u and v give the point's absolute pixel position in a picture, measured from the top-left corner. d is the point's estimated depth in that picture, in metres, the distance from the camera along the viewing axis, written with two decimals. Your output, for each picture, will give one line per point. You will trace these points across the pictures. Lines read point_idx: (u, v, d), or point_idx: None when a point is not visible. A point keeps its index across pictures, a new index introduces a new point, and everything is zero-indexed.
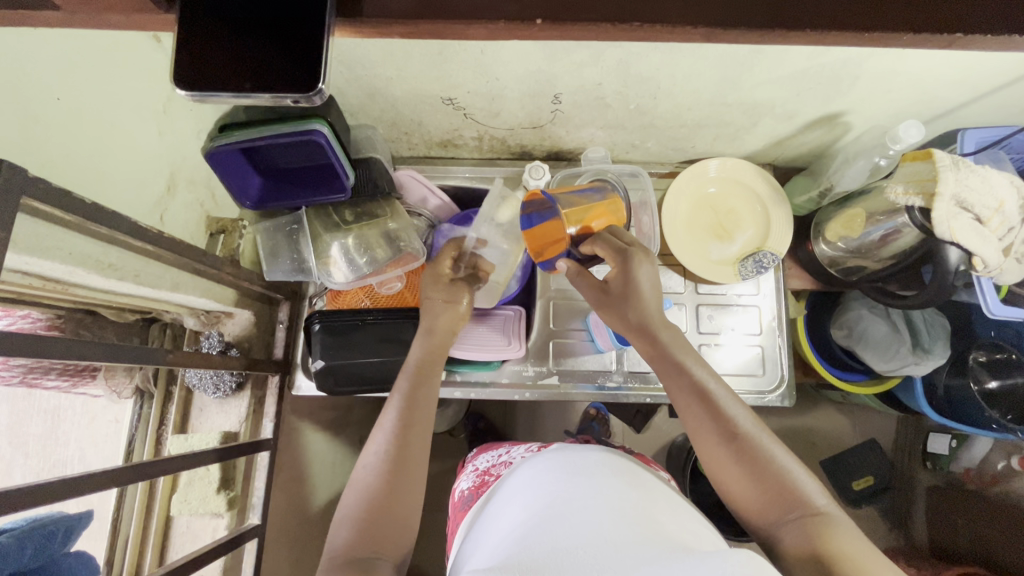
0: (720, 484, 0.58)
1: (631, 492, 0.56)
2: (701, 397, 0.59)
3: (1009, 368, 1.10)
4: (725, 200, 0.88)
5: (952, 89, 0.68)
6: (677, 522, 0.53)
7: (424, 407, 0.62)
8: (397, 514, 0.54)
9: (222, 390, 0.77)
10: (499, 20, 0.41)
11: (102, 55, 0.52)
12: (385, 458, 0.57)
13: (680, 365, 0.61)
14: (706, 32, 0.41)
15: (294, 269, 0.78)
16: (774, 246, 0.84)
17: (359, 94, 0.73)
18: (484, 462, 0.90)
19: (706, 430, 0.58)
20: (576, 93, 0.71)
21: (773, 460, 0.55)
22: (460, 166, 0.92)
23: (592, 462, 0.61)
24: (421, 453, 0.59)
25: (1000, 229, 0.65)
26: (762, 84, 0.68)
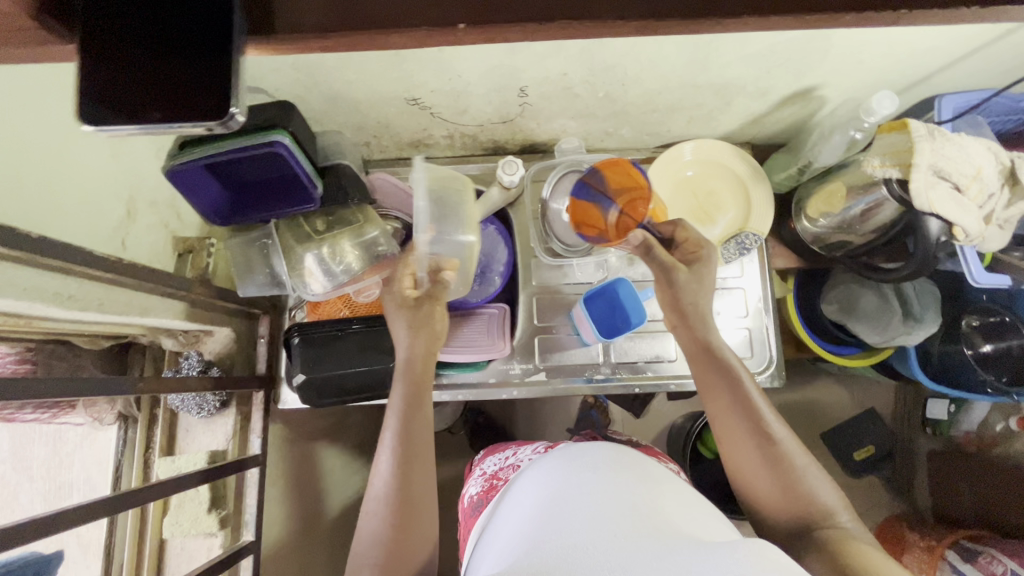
0: (748, 484, 0.61)
1: (637, 480, 0.56)
2: (741, 399, 0.63)
3: (1002, 330, 1.10)
4: (703, 183, 0.86)
5: (924, 57, 0.66)
6: (684, 509, 0.54)
7: (419, 435, 0.61)
8: (409, 545, 0.57)
9: (206, 410, 0.76)
10: (421, 26, 0.40)
11: (40, 80, 0.50)
12: (392, 495, 0.58)
13: (722, 365, 0.65)
14: (638, 24, 0.40)
15: (268, 283, 0.77)
16: (756, 226, 0.84)
17: (321, 100, 0.72)
18: (492, 466, 0.90)
19: (739, 427, 0.62)
20: (542, 85, 0.70)
21: (798, 465, 0.59)
22: (433, 166, 0.90)
23: (600, 456, 0.61)
24: (423, 487, 0.60)
25: (979, 197, 0.64)
26: (730, 63, 0.67)
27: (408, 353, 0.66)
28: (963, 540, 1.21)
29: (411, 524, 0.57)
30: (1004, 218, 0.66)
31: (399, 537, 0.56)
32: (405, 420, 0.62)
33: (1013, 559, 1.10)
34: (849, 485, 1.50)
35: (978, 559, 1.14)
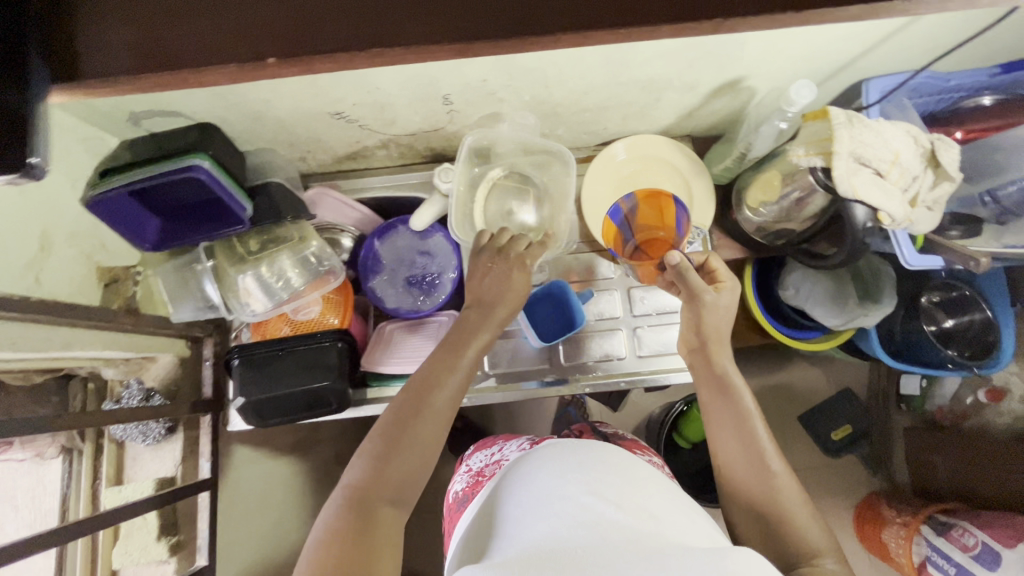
0: (737, 509, 0.64)
1: (623, 479, 0.62)
2: (744, 423, 0.66)
3: (963, 304, 1.12)
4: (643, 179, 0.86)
5: (843, 44, 0.66)
6: (666, 503, 0.60)
7: (464, 372, 0.65)
8: (409, 459, 0.59)
9: (151, 437, 0.76)
10: (231, 64, 0.40)
11: None
12: (409, 396, 0.62)
13: (733, 396, 0.68)
14: (459, 47, 0.40)
15: (202, 306, 0.75)
16: (698, 219, 0.84)
17: (245, 120, 0.71)
18: (478, 461, 0.89)
19: (741, 455, 0.65)
20: (464, 92, 0.69)
21: (788, 501, 0.61)
22: (374, 177, 0.90)
23: (608, 454, 0.67)
24: (443, 407, 0.62)
25: (901, 180, 0.64)
26: (649, 60, 0.66)
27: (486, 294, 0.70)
28: (937, 514, 1.22)
29: (420, 437, 0.60)
30: (931, 199, 0.66)
31: (407, 449, 0.59)
32: (463, 358, 0.66)
33: (983, 530, 1.11)
34: (828, 465, 1.51)
35: (951, 533, 1.15)
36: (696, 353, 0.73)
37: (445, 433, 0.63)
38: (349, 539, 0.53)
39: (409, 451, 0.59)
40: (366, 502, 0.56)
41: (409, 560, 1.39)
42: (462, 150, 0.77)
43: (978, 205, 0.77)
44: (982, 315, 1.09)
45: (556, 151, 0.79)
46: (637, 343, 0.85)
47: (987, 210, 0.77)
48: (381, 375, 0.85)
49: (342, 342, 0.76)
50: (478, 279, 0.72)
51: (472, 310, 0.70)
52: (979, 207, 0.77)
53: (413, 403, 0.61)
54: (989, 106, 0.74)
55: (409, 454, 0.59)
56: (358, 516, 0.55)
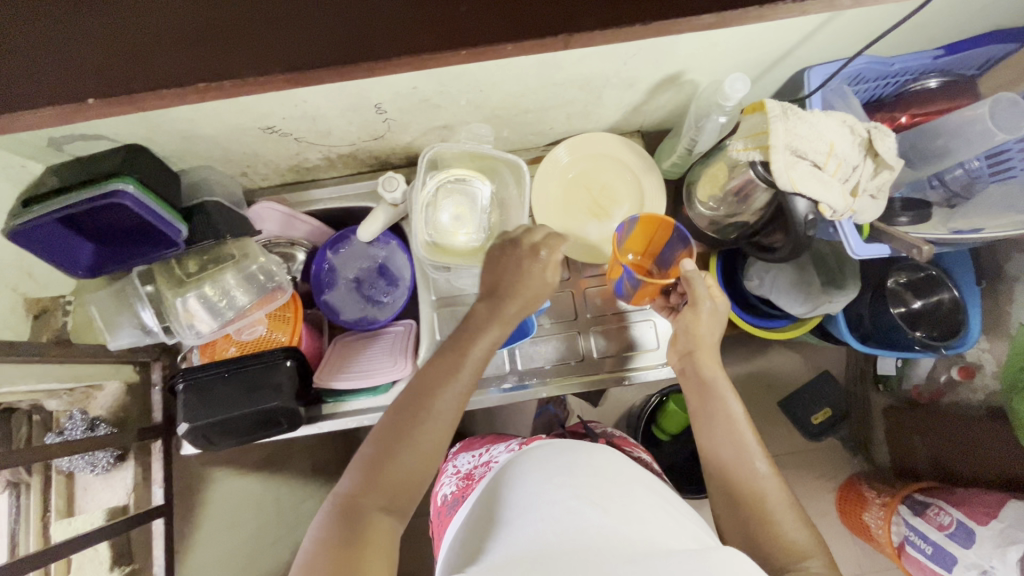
0: (723, 508, 0.65)
1: (610, 485, 0.62)
2: (730, 425, 0.67)
3: (928, 285, 1.13)
4: (591, 180, 0.84)
5: (778, 35, 0.65)
6: (649, 505, 0.61)
7: (469, 373, 0.61)
8: (406, 465, 0.57)
9: (101, 465, 0.75)
10: None
11: None
12: (408, 398, 0.59)
13: (718, 399, 0.69)
14: None
15: (139, 331, 0.73)
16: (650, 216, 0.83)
17: (173, 139, 0.69)
18: (465, 463, 0.87)
19: (728, 457, 0.66)
20: (396, 100, 0.68)
21: (770, 502, 0.62)
22: (321, 188, 0.88)
23: (593, 460, 0.66)
24: (445, 408, 0.59)
25: (840, 172, 0.63)
26: (581, 59, 0.65)
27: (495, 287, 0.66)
28: (915, 493, 1.21)
29: (419, 441, 0.57)
30: (875, 188, 0.65)
31: (404, 454, 0.57)
32: (468, 357, 0.62)
33: (959, 508, 1.10)
34: (811, 449, 1.50)
35: (926, 512, 1.15)
36: (684, 359, 0.74)
37: (445, 438, 0.60)
38: (339, 549, 0.52)
39: (405, 456, 0.57)
40: (359, 511, 0.54)
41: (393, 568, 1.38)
42: (419, 163, 0.75)
43: (926, 189, 0.77)
44: (949, 295, 1.09)
45: (507, 159, 0.78)
46: (595, 345, 0.85)
47: (936, 194, 0.77)
48: (335, 392, 0.82)
49: (290, 360, 0.75)
50: (491, 271, 0.68)
51: (482, 302, 0.66)
52: (928, 192, 0.77)
53: (413, 404, 0.59)
54: (935, 88, 0.75)
55: (406, 459, 0.57)
56: (349, 525, 0.54)
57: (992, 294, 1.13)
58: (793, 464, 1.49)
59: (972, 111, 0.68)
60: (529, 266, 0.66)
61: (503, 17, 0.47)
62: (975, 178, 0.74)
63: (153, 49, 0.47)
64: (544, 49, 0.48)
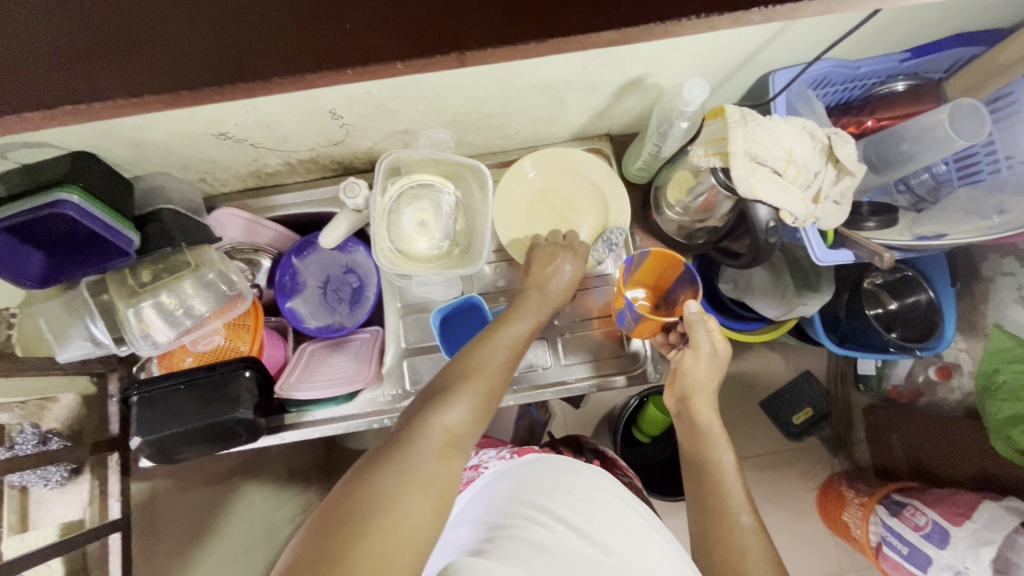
0: (702, 552, 0.65)
1: (608, 514, 0.62)
2: (719, 473, 0.67)
3: (905, 286, 1.13)
4: (554, 195, 0.83)
5: (739, 38, 0.64)
6: (640, 535, 0.61)
7: (521, 338, 0.67)
8: (466, 408, 0.58)
9: (54, 480, 0.72)
10: None
11: None
12: (474, 348, 0.63)
13: (710, 446, 0.70)
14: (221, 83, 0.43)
15: (88, 343, 0.71)
16: (617, 220, 0.82)
17: (122, 145, 0.67)
18: None
19: (713, 503, 0.66)
20: (352, 105, 0.66)
21: (750, 554, 0.61)
22: (285, 193, 0.86)
23: (588, 478, 0.66)
24: (503, 364, 0.63)
25: (800, 178, 0.63)
26: (539, 64, 0.64)
27: (547, 271, 0.73)
28: (893, 493, 1.21)
29: (480, 386, 0.60)
30: (838, 194, 0.65)
31: (468, 395, 0.58)
32: (523, 324, 0.68)
33: (934, 508, 1.10)
34: (794, 450, 1.50)
35: (903, 512, 1.15)
36: (683, 402, 0.75)
37: (502, 388, 0.62)
38: (401, 468, 0.51)
39: (472, 392, 0.59)
40: (425, 436, 0.54)
41: None
42: (378, 169, 0.73)
43: (894, 194, 0.77)
44: (926, 296, 1.08)
45: (470, 165, 0.76)
46: (562, 351, 0.84)
47: (903, 199, 0.77)
48: (300, 402, 0.80)
49: (249, 371, 0.74)
50: (540, 267, 0.73)
51: (532, 292, 0.71)
52: (895, 196, 0.77)
53: (477, 354, 0.63)
54: (902, 92, 0.75)
55: (474, 395, 0.59)
56: (412, 448, 0.53)
57: (967, 295, 1.12)
58: (775, 464, 1.49)
59: (938, 115, 0.66)
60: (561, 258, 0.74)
61: (394, 39, 0.47)
62: (942, 182, 0.75)
63: (66, 63, 0.46)
64: (436, 66, 0.47)
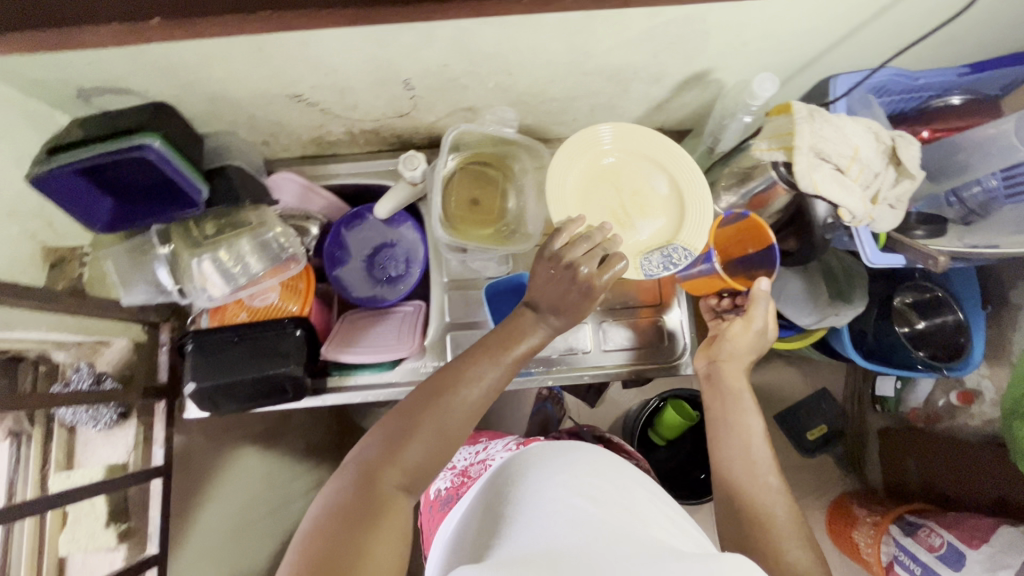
0: (723, 509, 0.66)
1: (621, 487, 0.61)
2: (746, 437, 0.69)
3: (938, 307, 1.11)
4: (626, 175, 0.73)
5: (810, 38, 0.66)
6: (646, 503, 0.61)
7: (500, 367, 0.59)
8: (428, 448, 0.54)
9: (103, 422, 0.75)
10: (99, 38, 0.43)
11: None
12: (444, 377, 0.58)
13: (739, 410, 0.71)
14: None
15: (152, 291, 0.74)
16: (686, 238, 0.70)
17: (201, 101, 0.69)
18: (461, 460, 0.88)
19: (739, 465, 0.67)
20: (426, 77, 0.68)
21: (773, 512, 0.62)
22: (341, 164, 0.89)
23: (594, 457, 0.65)
24: (478, 399, 0.57)
25: (862, 177, 0.64)
26: (612, 49, 0.66)
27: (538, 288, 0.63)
28: (907, 514, 1.21)
29: (447, 423, 0.55)
30: (894, 198, 0.66)
31: (430, 434, 0.54)
32: (508, 352, 0.60)
33: (950, 530, 1.10)
34: (806, 465, 1.50)
35: (918, 533, 1.15)
36: (712, 366, 0.77)
37: (472, 422, 0.57)
38: (360, 518, 0.49)
39: (435, 429, 0.54)
40: (382, 482, 0.51)
41: None
42: (443, 143, 0.75)
43: (943, 206, 0.76)
44: (954, 317, 1.08)
45: (523, 142, 0.78)
46: (603, 337, 0.85)
47: (953, 211, 0.76)
48: (342, 365, 0.81)
49: (300, 330, 0.75)
50: (541, 282, 0.63)
51: (528, 311, 0.63)
52: (945, 208, 0.76)
53: (447, 384, 0.57)
54: (959, 105, 0.75)
55: (437, 433, 0.54)
56: (369, 494, 0.50)
57: (997, 320, 1.13)
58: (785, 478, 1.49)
59: (995, 128, 0.69)
60: (570, 278, 0.61)
61: None
62: (992, 198, 0.72)
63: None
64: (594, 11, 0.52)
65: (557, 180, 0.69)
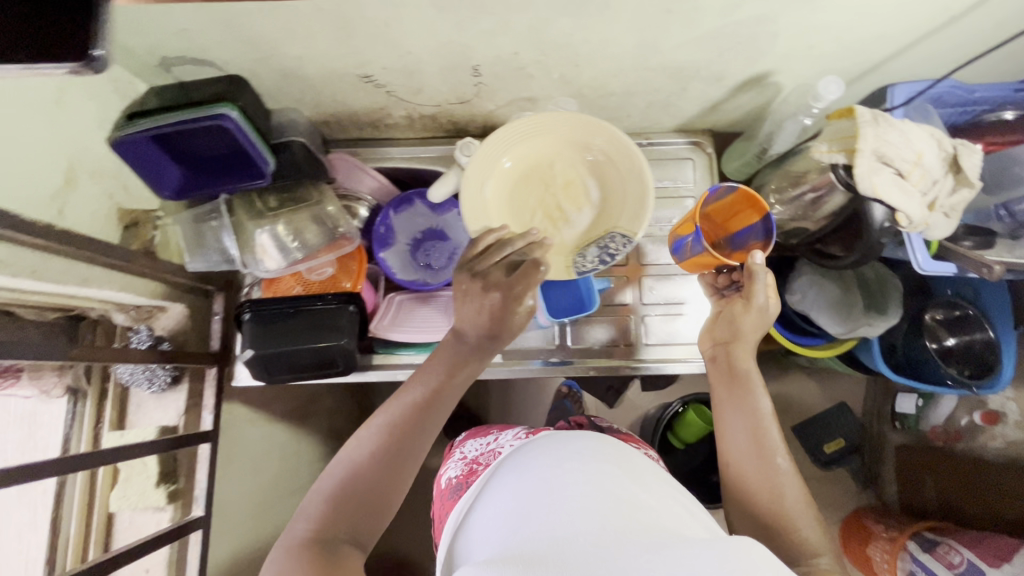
0: (736, 494, 0.64)
1: (630, 469, 0.55)
2: (757, 416, 0.66)
3: (966, 324, 1.07)
4: (556, 168, 0.77)
5: (874, 44, 0.67)
6: (660, 491, 0.54)
7: (433, 402, 0.61)
8: (369, 500, 0.53)
9: (156, 384, 0.76)
10: None
11: (11, 98, 0.53)
12: (380, 427, 0.58)
13: (750, 389, 0.68)
14: None
15: (218, 260, 0.75)
16: (624, 224, 0.75)
17: (274, 76, 0.71)
18: (472, 448, 0.81)
19: (750, 446, 0.64)
20: (495, 64, 0.70)
21: (789, 498, 0.60)
22: (395, 147, 0.91)
23: (590, 442, 0.59)
24: (416, 441, 0.58)
25: (922, 183, 0.64)
26: (680, 46, 0.67)
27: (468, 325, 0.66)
28: (924, 530, 1.19)
29: (389, 471, 0.55)
30: (950, 206, 0.67)
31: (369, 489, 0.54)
32: (443, 388, 0.62)
33: (972, 548, 1.09)
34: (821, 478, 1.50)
35: (936, 550, 1.13)
36: (719, 346, 0.74)
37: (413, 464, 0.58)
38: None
39: (374, 482, 0.54)
40: (327, 544, 0.49)
41: (394, 541, 1.38)
42: None
43: (992, 219, 0.76)
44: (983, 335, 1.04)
45: None
46: (645, 331, 0.86)
47: (1001, 225, 0.75)
48: (388, 342, 0.84)
49: (353, 305, 0.76)
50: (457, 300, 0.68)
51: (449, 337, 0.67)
52: (994, 221, 0.76)
53: (383, 431, 0.58)
54: (1011, 121, 0.75)
55: (376, 483, 0.54)
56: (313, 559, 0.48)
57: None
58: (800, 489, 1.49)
59: None
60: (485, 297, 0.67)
61: None
62: None
63: None
64: None
65: (469, 195, 0.73)
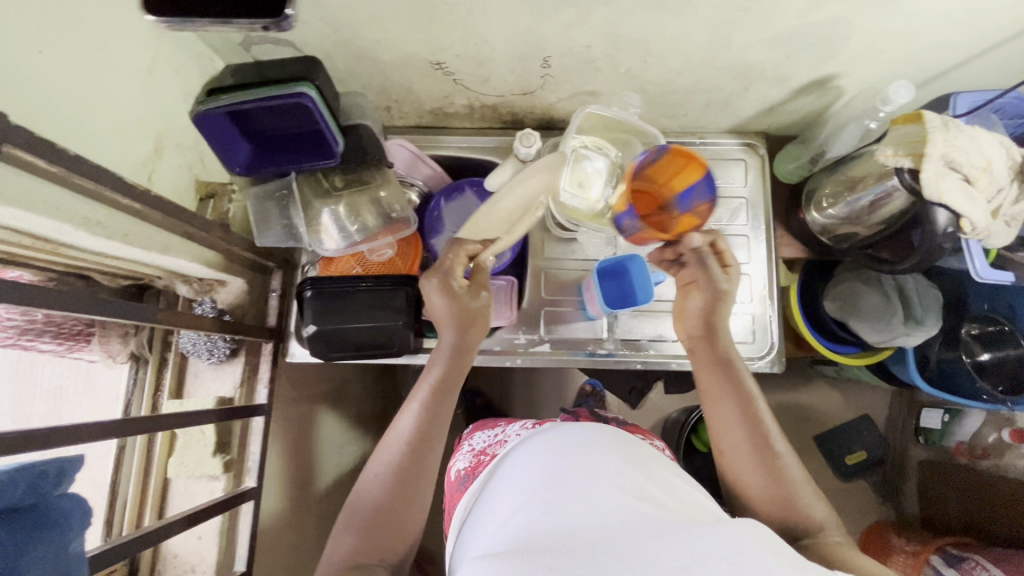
0: (738, 485, 0.65)
1: (619, 450, 0.55)
2: (747, 403, 0.66)
3: (1002, 340, 1.04)
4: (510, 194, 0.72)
5: (943, 51, 0.68)
6: (662, 475, 0.54)
7: (428, 423, 0.64)
8: (393, 524, 0.59)
9: (215, 356, 0.77)
10: None
11: (112, 66, 0.55)
12: (391, 458, 0.62)
13: (738, 378, 0.68)
14: None
15: (284, 235, 0.78)
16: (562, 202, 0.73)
17: (348, 59, 0.73)
18: (481, 440, 0.80)
19: (743, 434, 0.65)
20: (565, 56, 0.71)
21: (797, 481, 0.62)
22: (450, 136, 0.92)
23: (573, 429, 0.58)
24: (425, 462, 0.63)
25: (988, 189, 0.65)
26: (751, 46, 0.68)
27: (454, 341, 0.68)
28: (949, 546, 1.16)
29: (409, 494, 0.61)
30: (1011, 214, 0.67)
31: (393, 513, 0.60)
32: (438, 408, 0.65)
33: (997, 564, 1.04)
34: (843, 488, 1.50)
35: (961, 565, 1.09)
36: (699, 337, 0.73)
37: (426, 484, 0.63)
38: None
39: (393, 507, 0.60)
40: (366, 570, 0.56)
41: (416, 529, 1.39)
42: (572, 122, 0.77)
43: None
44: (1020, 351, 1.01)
45: (637, 129, 0.80)
46: None
47: None
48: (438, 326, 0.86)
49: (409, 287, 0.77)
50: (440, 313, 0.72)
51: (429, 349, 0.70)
52: None
53: (395, 458, 0.62)
54: None
55: (396, 509, 0.60)
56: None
57: None
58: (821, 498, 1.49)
59: None
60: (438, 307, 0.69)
61: None
62: None
63: None
64: None
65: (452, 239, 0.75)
